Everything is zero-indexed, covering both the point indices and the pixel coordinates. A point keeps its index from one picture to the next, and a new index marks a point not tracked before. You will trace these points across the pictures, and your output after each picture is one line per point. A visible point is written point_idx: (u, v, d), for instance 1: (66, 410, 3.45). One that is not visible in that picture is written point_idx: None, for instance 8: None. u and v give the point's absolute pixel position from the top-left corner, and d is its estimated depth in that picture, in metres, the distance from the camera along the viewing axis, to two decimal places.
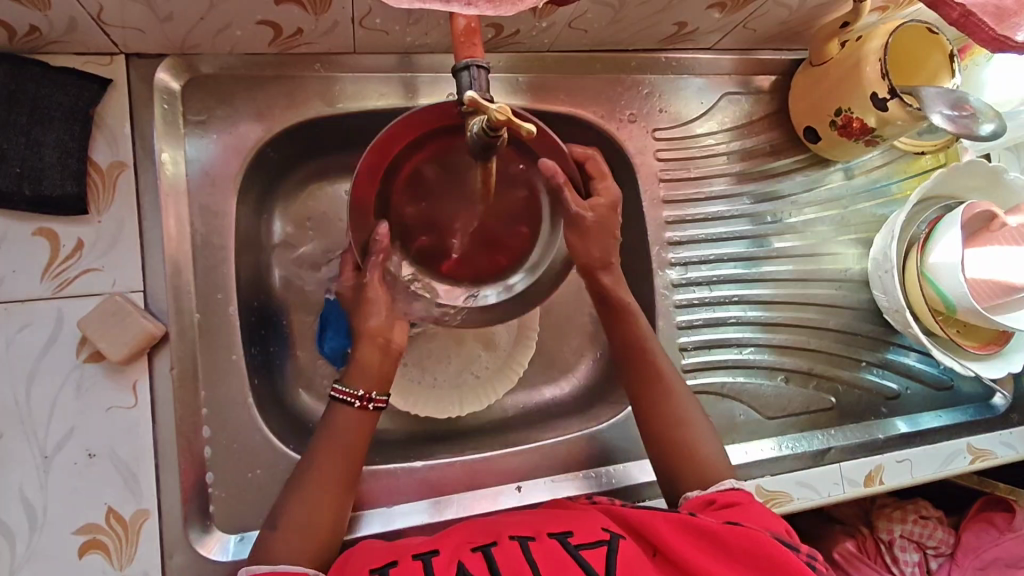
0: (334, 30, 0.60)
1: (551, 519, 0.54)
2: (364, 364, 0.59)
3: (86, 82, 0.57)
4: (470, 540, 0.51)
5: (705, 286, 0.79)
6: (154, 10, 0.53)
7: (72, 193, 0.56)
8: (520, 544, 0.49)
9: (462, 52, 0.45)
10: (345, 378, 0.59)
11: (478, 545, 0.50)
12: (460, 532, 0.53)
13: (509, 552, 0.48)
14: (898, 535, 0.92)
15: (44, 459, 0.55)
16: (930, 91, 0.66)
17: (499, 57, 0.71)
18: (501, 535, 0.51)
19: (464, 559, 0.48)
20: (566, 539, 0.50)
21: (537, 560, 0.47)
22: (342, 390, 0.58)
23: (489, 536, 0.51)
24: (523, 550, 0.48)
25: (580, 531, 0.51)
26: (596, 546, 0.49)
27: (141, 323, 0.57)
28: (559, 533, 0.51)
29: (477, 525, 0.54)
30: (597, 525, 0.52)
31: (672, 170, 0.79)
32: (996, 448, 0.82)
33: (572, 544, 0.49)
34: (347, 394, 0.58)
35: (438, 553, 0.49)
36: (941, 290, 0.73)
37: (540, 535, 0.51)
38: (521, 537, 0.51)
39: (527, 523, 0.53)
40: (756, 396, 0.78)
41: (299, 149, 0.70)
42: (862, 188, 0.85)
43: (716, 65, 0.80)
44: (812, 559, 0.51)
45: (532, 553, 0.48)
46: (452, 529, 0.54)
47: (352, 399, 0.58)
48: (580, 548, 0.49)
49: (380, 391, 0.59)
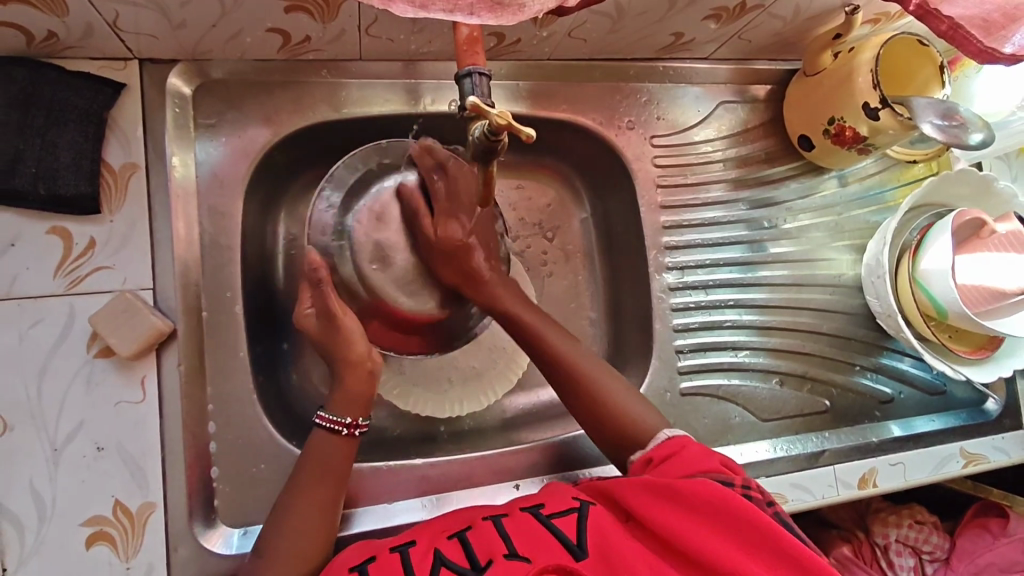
0: (341, 37, 0.62)
1: (524, 498, 0.56)
2: (349, 398, 0.61)
3: (101, 86, 0.59)
4: (446, 530, 0.53)
5: (701, 290, 0.81)
6: (168, 17, 0.55)
7: (85, 193, 0.58)
8: (493, 522, 0.52)
9: (465, 59, 0.47)
10: (331, 407, 0.61)
11: (455, 531, 0.52)
12: (436, 525, 0.55)
13: (482, 532, 0.50)
14: (894, 540, 0.93)
15: (53, 452, 0.56)
16: (920, 102, 0.68)
17: (501, 65, 0.73)
18: (476, 520, 0.53)
19: (440, 546, 0.50)
20: (538, 510, 0.53)
21: (507, 529, 0.50)
22: (328, 418, 0.60)
23: (464, 522, 0.53)
24: (496, 526, 0.51)
25: (552, 503, 0.54)
26: (567, 514, 0.52)
27: (151, 320, 0.58)
28: (531, 507, 0.54)
29: (456, 517, 0.56)
30: (569, 495, 0.55)
31: (669, 176, 0.81)
32: (988, 453, 0.83)
33: (544, 514, 0.52)
34: (332, 422, 0.60)
35: (414, 544, 0.51)
36: (932, 296, 0.75)
37: (514, 510, 0.54)
38: (494, 516, 0.53)
39: (502, 504, 0.56)
40: (751, 399, 0.79)
41: (305, 153, 0.72)
42: (857, 195, 0.86)
43: (712, 75, 0.82)
44: (747, 488, 0.54)
45: (506, 527, 0.51)
46: (434, 521, 0.56)
47: (338, 427, 0.60)
48: (551, 517, 0.51)
49: (364, 416, 0.62)
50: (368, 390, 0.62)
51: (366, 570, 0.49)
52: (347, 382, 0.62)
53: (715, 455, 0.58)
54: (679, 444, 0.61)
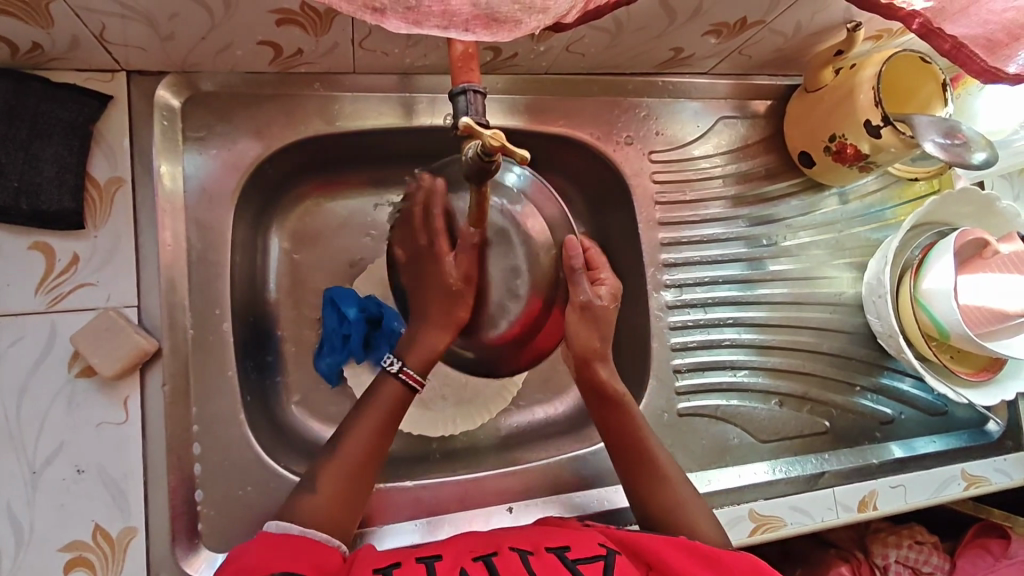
0: (334, 51, 0.61)
1: (549, 534, 0.54)
2: (425, 349, 0.62)
3: (87, 98, 0.58)
4: (471, 551, 0.52)
5: (700, 308, 0.80)
6: (156, 29, 0.53)
7: (69, 207, 0.57)
8: (518, 555, 0.50)
9: (459, 77, 0.46)
10: (410, 355, 0.61)
11: (480, 554, 0.51)
12: (460, 543, 0.54)
13: (509, 561, 0.49)
14: (893, 561, 0.91)
15: (31, 474, 0.54)
16: (922, 119, 0.67)
17: (497, 79, 0.72)
18: (502, 546, 0.52)
19: (466, 567, 0.49)
20: (564, 553, 0.50)
21: (536, 568, 0.48)
22: (412, 376, 0.61)
23: (490, 548, 0.52)
24: (521, 560, 0.49)
25: (577, 547, 0.52)
26: (592, 561, 0.50)
27: (134, 338, 0.56)
28: (556, 547, 0.52)
29: (479, 539, 0.54)
30: (594, 541, 0.53)
31: (668, 192, 0.80)
32: (991, 475, 0.81)
33: (569, 558, 0.50)
34: (415, 382, 0.61)
35: (440, 558, 0.51)
36: (934, 316, 0.74)
37: (539, 548, 0.51)
38: (520, 549, 0.51)
39: (527, 537, 0.54)
40: (750, 419, 0.78)
41: (297, 166, 0.70)
42: (857, 213, 0.85)
43: (713, 89, 0.81)
44: None
45: (530, 564, 0.49)
46: (456, 539, 0.55)
47: (415, 384, 0.61)
48: (576, 562, 0.49)
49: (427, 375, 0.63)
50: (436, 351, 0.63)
51: (389, 571, 0.47)
52: (430, 335, 0.62)
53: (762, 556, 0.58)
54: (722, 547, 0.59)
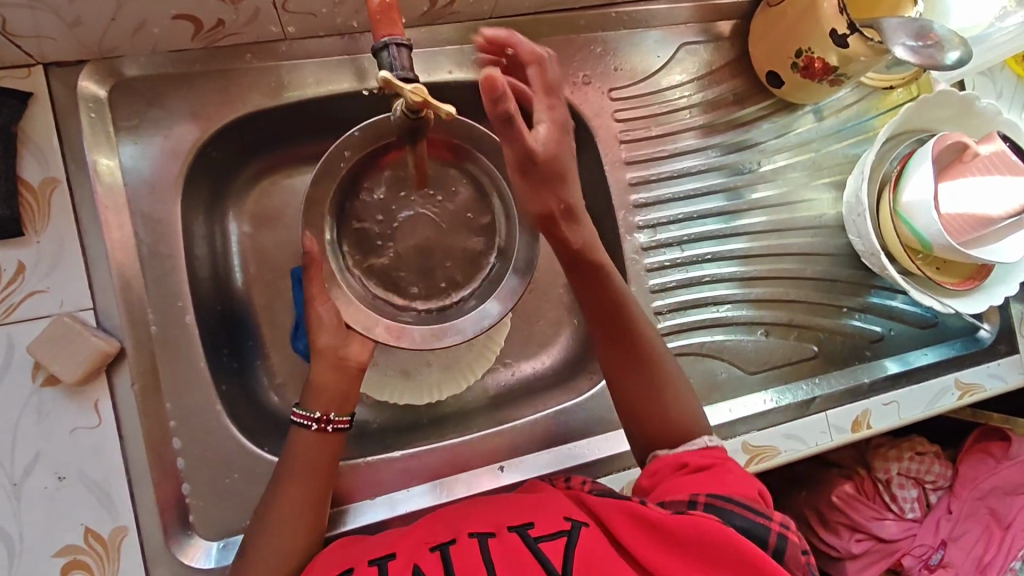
0: (257, 18, 0.58)
1: (517, 509, 0.53)
2: (319, 387, 0.59)
3: (5, 98, 0.56)
4: (429, 540, 0.51)
5: (676, 247, 0.78)
6: (61, 15, 0.51)
7: (4, 215, 0.55)
8: (478, 541, 0.48)
9: (381, 29, 0.43)
10: (304, 401, 0.59)
11: (438, 543, 0.50)
12: (424, 529, 0.53)
13: (466, 551, 0.48)
14: (895, 473, 0.92)
15: (13, 486, 0.55)
16: (891, 23, 0.63)
17: (442, 29, 0.69)
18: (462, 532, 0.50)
19: (420, 562, 0.47)
20: (527, 531, 0.49)
21: (493, 556, 0.47)
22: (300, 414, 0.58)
23: (451, 533, 0.51)
24: (481, 548, 0.48)
25: (542, 521, 0.50)
26: (555, 537, 0.48)
27: (93, 341, 0.56)
28: (520, 524, 0.50)
29: (442, 521, 0.53)
30: (560, 514, 0.51)
31: (633, 129, 0.77)
32: (985, 381, 0.81)
33: (532, 536, 0.48)
34: (303, 418, 0.58)
35: (395, 556, 0.49)
36: (916, 229, 0.71)
37: (501, 529, 0.50)
38: (481, 534, 0.50)
39: (492, 517, 0.52)
40: (737, 352, 0.77)
41: (244, 146, 0.67)
42: (833, 129, 0.82)
43: (671, 16, 0.77)
44: (785, 527, 0.50)
45: (490, 553, 0.47)
46: (419, 524, 0.54)
47: (309, 422, 0.58)
48: (539, 541, 0.47)
49: (340, 411, 0.59)
50: (354, 380, 0.61)
51: None
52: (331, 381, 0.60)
53: (756, 484, 0.54)
54: (720, 458, 0.56)
